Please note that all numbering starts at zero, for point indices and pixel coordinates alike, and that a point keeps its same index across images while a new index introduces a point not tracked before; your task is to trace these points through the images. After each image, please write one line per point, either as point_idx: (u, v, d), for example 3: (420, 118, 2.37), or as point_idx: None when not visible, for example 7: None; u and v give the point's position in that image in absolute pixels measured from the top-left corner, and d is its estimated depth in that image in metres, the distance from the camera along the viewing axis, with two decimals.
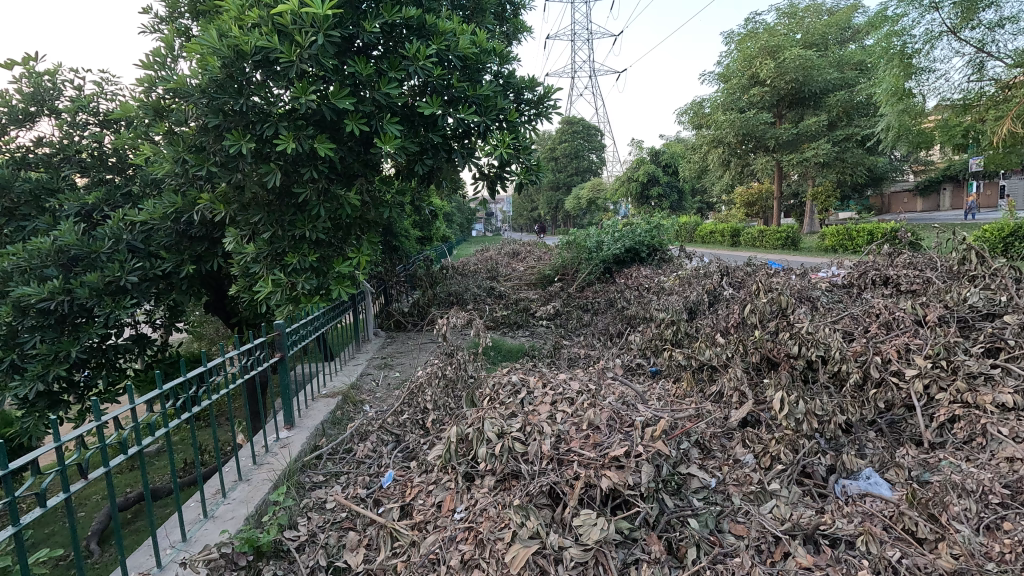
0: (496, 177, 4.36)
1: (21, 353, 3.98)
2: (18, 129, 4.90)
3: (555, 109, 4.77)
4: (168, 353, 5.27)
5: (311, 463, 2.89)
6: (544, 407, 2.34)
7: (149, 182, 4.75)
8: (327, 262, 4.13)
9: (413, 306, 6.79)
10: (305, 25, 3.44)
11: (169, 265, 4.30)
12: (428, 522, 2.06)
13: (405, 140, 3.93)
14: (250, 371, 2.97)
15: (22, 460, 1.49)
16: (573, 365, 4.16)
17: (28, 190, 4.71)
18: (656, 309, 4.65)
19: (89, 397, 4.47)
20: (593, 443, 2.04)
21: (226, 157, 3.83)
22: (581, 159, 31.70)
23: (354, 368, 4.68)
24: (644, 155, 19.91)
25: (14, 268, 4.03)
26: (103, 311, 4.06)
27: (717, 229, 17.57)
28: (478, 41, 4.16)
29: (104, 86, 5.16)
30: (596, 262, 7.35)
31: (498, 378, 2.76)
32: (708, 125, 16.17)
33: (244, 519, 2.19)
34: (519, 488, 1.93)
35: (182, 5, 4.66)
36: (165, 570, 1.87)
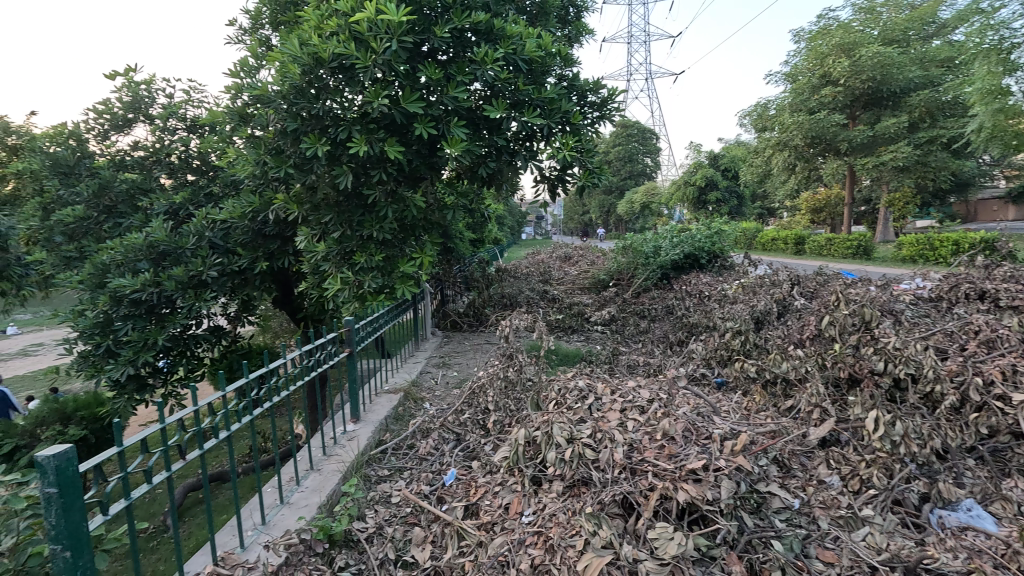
0: (557, 179, 4.34)
1: (115, 339, 4.33)
2: (118, 135, 5.35)
3: (619, 112, 4.70)
4: (241, 345, 5.57)
5: (376, 457, 2.97)
6: (614, 414, 2.28)
7: (230, 183, 5.06)
8: (392, 261, 4.24)
9: (469, 307, 6.89)
10: (380, 31, 3.57)
11: (245, 261, 4.56)
12: (495, 523, 2.05)
13: (471, 143, 3.96)
14: (322, 365, 3.08)
15: (134, 439, 1.61)
16: (632, 372, 4.06)
17: (125, 189, 5.15)
18: (720, 318, 4.47)
19: (171, 383, 4.80)
20: (668, 455, 1.97)
21: (301, 159, 4.00)
22: (635, 163, 31.19)
23: (413, 366, 4.78)
24: (703, 159, 19.32)
25: (111, 261, 4.39)
26: (186, 303, 4.35)
27: (779, 236, 16.76)
28: (545, 43, 4.17)
29: (192, 94, 5.55)
30: (653, 268, 7.16)
31: (563, 382, 2.73)
32: (774, 127, 15.48)
33: (317, 507, 2.28)
34: (590, 496, 1.90)
35: (264, 16, 4.95)
36: (248, 551, 1.97)
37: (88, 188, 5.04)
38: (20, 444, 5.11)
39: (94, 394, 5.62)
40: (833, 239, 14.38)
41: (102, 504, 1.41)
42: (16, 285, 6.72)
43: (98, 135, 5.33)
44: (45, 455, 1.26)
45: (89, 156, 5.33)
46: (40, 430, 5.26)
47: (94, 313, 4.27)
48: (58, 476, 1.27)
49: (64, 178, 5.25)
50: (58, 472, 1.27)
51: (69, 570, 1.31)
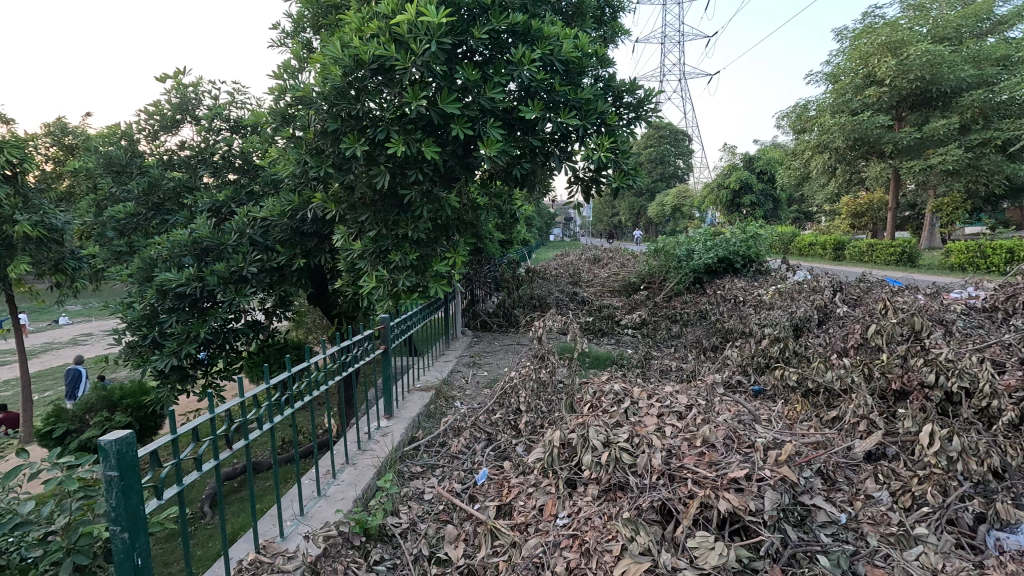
0: (591, 180, 4.31)
1: (160, 331, 4.50)
2: (167, 135, 5.56)
3: (656, 113, 4.64)
4: (277, 340, 5.72)
5: (409, 453, 3.00)
6: (651, 419, 2.25)
7: (270, 182, 5.21)
8: (426, 260, 4.28)
9: (499, 307, 6.91)
10: (420, 33, 3.62)
11: (283, 258, 4.69)
12: (529, 524, 2.05)
13: (507, 144, 3.97)
14: (358, 361, 3.13)
15: (186, 427, 1.67)
16: (665, 377, 3.99)
17: (172, 187, 5.36)
18: (756, 325, 4.35)
19: (211, 375, 4.97)
20: (709, 462, 1.94)
21: (340, 159, 4.08)
22: (667, 165, 30.71)
23: (444, 365, 4.82)
24: (737, 161, 18.86)
25: (159, 256, 4.58)
26: (227, 297, 4.50)
27: (818, 241, 16.24)
28: (581, 44, 4.15)
29: (236, 96, 5.74)
30: (686, 271, 7.00)
31: (598, 386, 2.71)
32: (813, 129, 15.00)
33: (353, 501, 2.32)
34: (627, 501, 1.88)
35: (306, 20, 5.08)
36: (288, 541, 2.02)
37: (138, 186, 5.27)
38: (71, 428, 5.38)
39: (139, 383, 5.87)
40: (875, 245, 13.84)
41: (157, 490, 1.47)
42: (70, 277, 7.08)
43: (149, 135, 5.55)
44: (107, 440, 1.32)
45: (140, 155, 5.57)
46: (89, 416, 5.51)
47: (141, 306, 4.46)
48: (119, 461, 1.33)
49: (117, 176, 5.50)
50: (118, 457, 1.32)
51: (127, 552, 1.37)
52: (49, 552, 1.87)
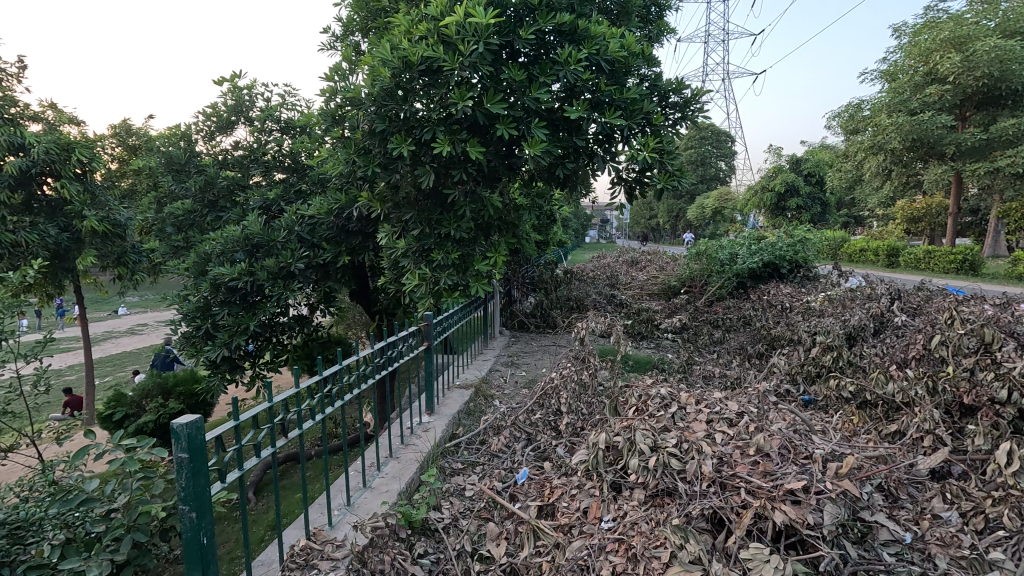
0: (635, 182, 4.24)
1: (213, 323, 4.70)
2: (223, 135, 5.80)
3: (702, 113, 4.53)
4: (320, 334, 5.88)
5: (451, 450, 3.04)
6: (700, 425, 2.20)
7: (318, 181, 5.36)
8: (467, 259, 4.31)
9: (536, 308, 6.89)
10: (468, 34, 3.65)
11: (329, 255, 4.83)
12: (573, 526, 2.03)
13: (551, 144, 3.95)
14: (403, 357, 3.20)
15: (247, 414, 1.75)
16: (708, 384, 3.89)
17: (226, 185, 5.59)
18: (806, 332, 4.17)
19: (259, 367, 5.15)
20: (763, 472, 1.89)
21: (387, 159, 4.14)
22: (708, 167, 29.95)
23: (482, 363, 4.86)
24: (783, 163, 18.21)
25: (214, 251, 4.78)
26: (276, 292, 4.66)
27: (870, 247, 15.49)
28: (628, 43, 4.09)
29: (287, 97, 5.95)
30: (729, 276, 6.78)
31: (642, 390, 2.66)
32: (867, 129, 14.31)
33: (398, 494, 2.36)
34: (675, 508, 1.85)
35: (355, 23, 5.22)
36: (337, 529, 2.08)
37: (195, 184, 5.52)
38: (130, 413, 5.69)
39: (191, 372, 6.15)
40: (933, 252, 13.11)
41: (221, 473, 1.54)
42: (131, 270, 7.49)
43: (206, 136, 5.81)
44: (179, 424, 1.40)
45: (198, 155, 5.83)
46: (146, 402, 5.81)
47: (196, 299, 4.67)
48: (189, 443, 1.40)
49: (176, 174, 5.78)
50: (189, 439, 1.40)
51: (194, 531, 1.45)
52: (112, 529, 2.01)
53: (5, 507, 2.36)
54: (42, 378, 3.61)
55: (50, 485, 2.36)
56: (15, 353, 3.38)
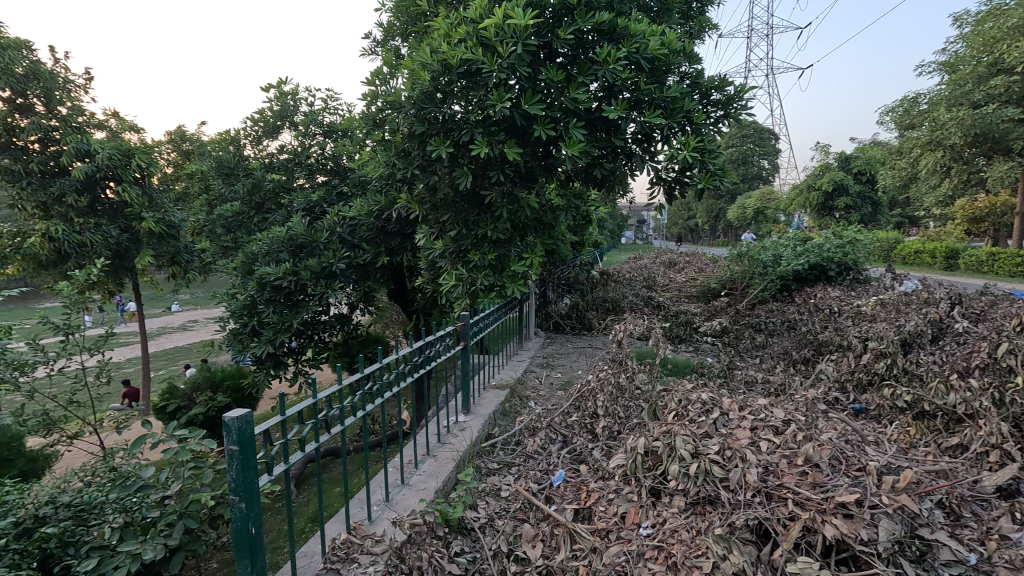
0: (675, 181, 4.14)
1: (259, 321, 4.88)
2: (269, 140, 6.02)
3: (746, 110, 4.40)
4: (360, 333, 6.01)
5: (487, 449, 3.05)
6: (744, 432, 2.14)
7: (358, 183, 5.50)
8: (503, 260, 4.32)
9: (572, 309, 6.85)
10: (507, 36, 3.66)
11: (369, 255, 4.94)
12: (610, 531, 2.00)
13: (589, 144, 3.91)
14: (441, 356, 3.23)
15: (293, 409, 1.80)
16: (750, 390, 3.77)
17: (272, 188, 5.79)
18: (856, 338, 3.98)
19: (301, 363, 5.31)
20: (812, 483, 1.83)
21: (426, 161, 4.19)
22: (750, 166, 29.04)
23: (518, 364, 4.87)
24: (831, 161, 17.47)
25: (261, 251, 4.96)
26: (318, 291, 4.80)
27: (926, 249, 14.68)
28: (669, 41, 4.02)
29: (330, 102, 6.12)
30: (772, 278, 6.53)
31: (682, 394, 2.60)
32: (924, 125, 13.54)
33: (434, 492, 2.39)
34: (718, 516, 1.81)
35: (396, 28, 5.32)
36: (376, 525, 2.12)
37: (244, 187, 5.75)
38: (182, 405, 5.98)
39: (238, 367, 6.40)
40: (997, 254, 12.36)
41: (268, 466, 1.60)
42: (184, 269, 7.88)
43: (253, 140, 6.03)
44: (231, 417, 1.45)
45: (246, 159, 6.06)
46: (196, 395, 6.10)
47: (243, 297, 4.86)
48: (240, 436, 1.46)
49: (226, 178, 6.04)
50: (239, 432, 1.45)
51: (243, 520, 1.50)
52: (166, 514, 2.12)
53: (70, 490, 2.52)
54: (104, 370, 3.83)
55: (111, 471, 2.51)
56: (80, 346, 3.60)
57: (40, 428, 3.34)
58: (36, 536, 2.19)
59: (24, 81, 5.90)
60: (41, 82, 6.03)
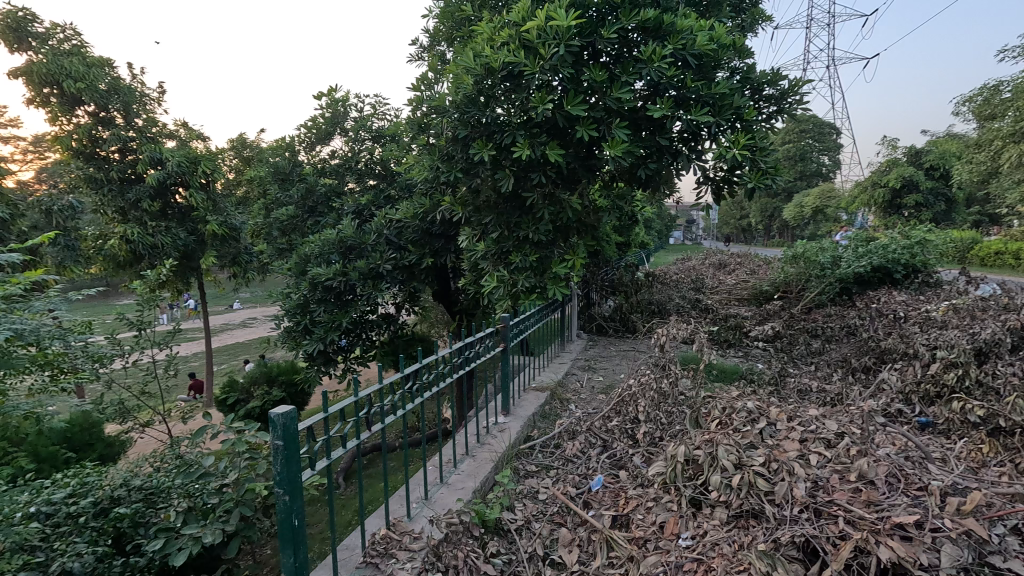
0: (723, 181, 4.00)
1: (311, 319, 5.08)
2: (321, 146, 6.26)
3: (802, 106, 4.19)
4: (405, 332, 6.15)
5: (525, 451, 3.05)
6: (792, 444, 2.06)
7: (405, 186, 5.65)
8: (545, 261, 4.30)
9: (616, 311, 6.76)
10: (549, 37, 3.64)
11: (414, 257, 5.06)
12: (648, 540, 1.96)
13: (632, 144, 3.84)
14: (482, 356, 3.25)
15: (336, 406, 1.86)
16: (803, 398, 3.59)
17: (324, 192, 6.03)
18: (923, 347, 3.71)
19: (350, 361, 5.50)
20: (866, 501, 1.75)
21: (469, 164, 4.24)
22: (809, 162, 27.61)
23: (559, 366, 4.85)
24: (898, 156, 16.36)
25: (313, 253, 5.17)
26: (365, 291, 4.95)
27: (1008, 249, 13.49)
28: (718, 36, 3.89)
29: (378, 108, 6.31)
30: (831, 280, 6.18)
31: (726, 402, 2.51)
32: (1007, 114, 12.42)
33: (472, 492, 2.42)
34: (762, 531, 1.75)
35: (441, 34, 5.42)
36: (414, 522, 2.17)
37: (298, 191, 6.03)
38: (241, 398, 6.34)
39: (292, 363, 6.70)
40: None
41: (312, 460, 1.67)
42: (244, 269, 8.34)
43: (307, 146, 6.29)
44: (276, 413, 1.53)
45: (300, 164, 6.34)
46: (253, 388, 6.43)
47: (296, 296, 5.08)
48: (284, 431, 1.53)
49: (283, 183, 6.34)
50: (284, 428, 1.52)
51: (287, 513, 1.57)
52: (224, 501, 2.24)
53: (141, 475, 2.72)
54: (171, 363, 4.10)
55: (177, 459, 2.69)
56: (151, 341, 3.87)
57: (116, 416, 3.62)
58: (112, 516, 2.38)
59: (107, 96, 6.40)
60: (121, 97, 6.53)
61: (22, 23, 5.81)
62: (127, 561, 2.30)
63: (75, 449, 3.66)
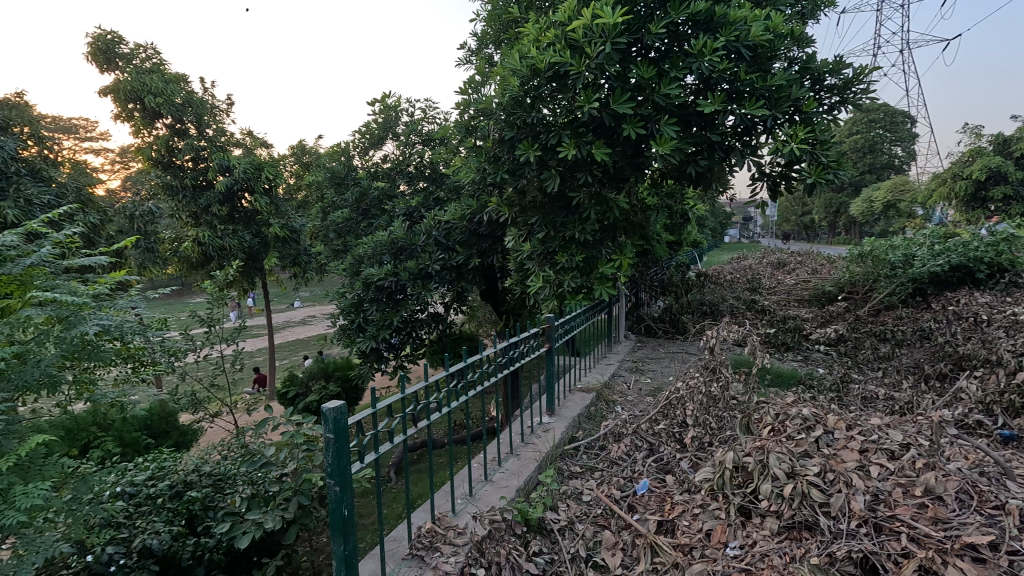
0: (781, 177, 3.83)
1: (364, 318, 5.27)
2: (374, 150, 6.48)
3: (868, 95, 3.95)
4: (453, 331, 6.26)
5: (570, 452, 3.05)
6: (850, 454, 1.96)
7: (453, 188, 5.74)
8: (592, 261, 4.25)
9: (665, 312, 6.59)
10: (595, 36, 3.61)
11: (462, 257, 5.16)
12: (694, 548, 1.89)
13: (682, 141, 3.73)
14: (527, 356, 3.27)
15: (384, 402, 1.93)
16: (868, 406, 3.37)
17: (378, 196, 6.24)
18: (1008, 354, 3.39)
19: (400, 358, 5.67)
20: (933, 518, 1.66)
21: (515, 165, 4.27)
22: (879, 154, 25.81)
23: (606, 367, 4.80)
24: (983, 144, 14.99)
25: (366, 254, 5.36)
26: (415, 291, 5.09)
27: None
28: (774, 25, 3.72)
29: (428, 112, 6.45)
30: (902, 281, 5.77)
31: (780, 408, 2.41)
32: None
33: (516, 491, 2.45)
34: (816, 545, 1.68)
35: (489, 36, 5.48)
36: (459, 517, 2.22)
37: (353, 195, 6.28)
38: (300, 391, 6.67)
39: (346, 360, 6.98)
40: None
41: (360, 453, 1.74)
42: (303, 269, 8.74)
43: (361, 151, 6.52)
44: (327, 408, 1.62)
45: (354, 168, 6.58)
46: (311, 383, 6.75)
47: (350, 296, 5.29)
48: (334, 425, 1.61)
49: (338, 187, 6.61)
50: (334, 421, 1.60)
51: (337, 503, 1.66)
52: (283, 489, 2.37)
53: (211, 461, 2.93)
54: (237, 358, 4.37)
55: (242, 448, 2.87)
56: (219, 337, 4.15)
57: (189, 406, 3.89)
58: (185, 498, 2.58)
59: (182, 109, 6.89)
60: (194, 109, 7.01)
61: (111, 45, 6.44)
62: (198, 541, 2.50)
63: (155, 436, 4.00)
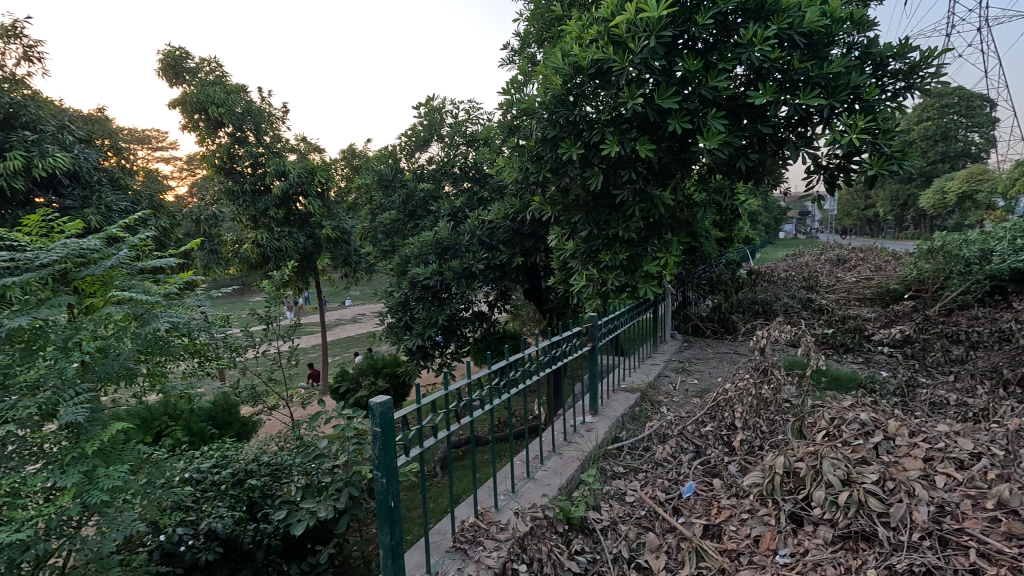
0: (838, 169, 3.63)
1: (411, 316, 5.41)
2: (420, 152, 6.62)
3: (937, 79, 3.68)
4: (496, 329, 6.31)
5: (613, 452, 3.02)
6: (914, 463, 1.85)
7: (496, 188, 5.78)
8: (637, 260, 4.18)
9: (714, 311, 6.39)
10: (639, 30, 3.55)
11: (505, 256, 5.20)
12: (742, 554, 1.83)
13: (731, 134, 3.61)
14: (569, 355, 3.25)
15: (428, 398, 1.98)
16: (936, 413, 3.15)
17: (423, 197, 6.37)
18: None
19: (445, 356, 5.77)
20: (1007, 533, 1.55)
21: (558, 163, 4.26)
22: (952, 142, 23.93)
23: (650, 367, 4.71)
24: None
25: (412, 254, 5.49)
26: (459, 290, 5.17)
27: None
28: (831, 10, 3.53)
29: (472, 113, 6.52)
30: (978, 278, 5.33)
31: (837, 412, 2.30)
32: None
33: (557, 489, 2.45)
34: (874, 556, 1.60)
35: (531, 36, 5.47)
36: (501, 512, 2.25)
37: (400, 197, 6.45)
38: (350, 387, 6.93)
39: (394, 357, 7.18)
40: None
41: (406, 447, 1.80)
42: (353, 269, 9.05)
43: (407, 154, 6.68)
44: (374, 402, 1.68)
45: (401, 171, 6.75)
46: (361, 378, 6.99)
47: (397, 295, 5.44)
48: (381, 419, 1.68)
49: (386, 189, 6.80)
50: (381, 416, 1.67)
51: (384, 494, 1.72)
52: (335, 480, 2.48)
53: (268, 452, 3.09)
54: (293, 353, 4.59)
55: (296, 440, 3.02)
56: (276, 334, 4.37)
57: (249, 399, 4.12)
58: (246, 486, 2.76)
59: (241, 118, 7.28)
60: (252, 118, 7.40)
61: (179, 61, 6.90)
62: (257, 527, 2.67)
63: (219, 426, 4.27)
